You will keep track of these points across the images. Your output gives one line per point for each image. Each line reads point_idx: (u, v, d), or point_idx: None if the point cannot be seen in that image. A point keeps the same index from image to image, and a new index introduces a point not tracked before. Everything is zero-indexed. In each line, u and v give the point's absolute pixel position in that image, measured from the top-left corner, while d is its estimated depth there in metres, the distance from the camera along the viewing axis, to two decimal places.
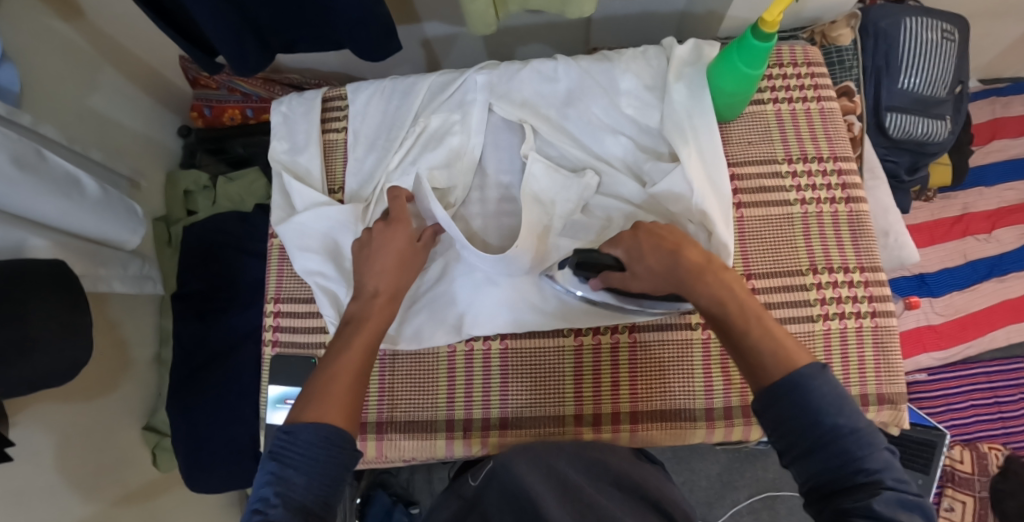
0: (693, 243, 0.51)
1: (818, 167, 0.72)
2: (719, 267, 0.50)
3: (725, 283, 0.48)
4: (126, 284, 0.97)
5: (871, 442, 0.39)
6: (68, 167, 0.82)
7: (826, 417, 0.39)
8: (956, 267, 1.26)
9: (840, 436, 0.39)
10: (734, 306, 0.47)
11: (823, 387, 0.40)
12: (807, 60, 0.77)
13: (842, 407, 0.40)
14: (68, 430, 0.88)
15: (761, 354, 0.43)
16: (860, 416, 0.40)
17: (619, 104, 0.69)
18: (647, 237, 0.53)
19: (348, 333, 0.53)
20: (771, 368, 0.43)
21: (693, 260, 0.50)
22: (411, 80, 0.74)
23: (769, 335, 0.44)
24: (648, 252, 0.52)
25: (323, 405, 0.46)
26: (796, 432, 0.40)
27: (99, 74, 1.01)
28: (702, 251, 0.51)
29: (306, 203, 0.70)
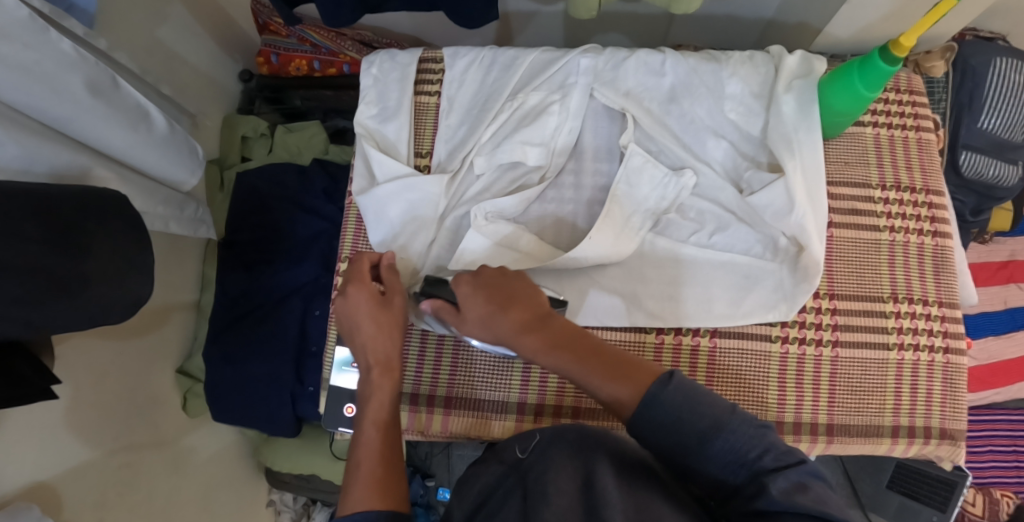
0: (528, 292, 0.53)
1: (910, 197, 0.71)
2: (538, 316, 0.51)
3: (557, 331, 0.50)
4: (181, 227, 0.96)
5: (742, 429, 0.41)
6: (138, 100, 0.80)
7: (690, 424, 0.42)
8: (995, 312, 1.26)
9: (713, 437, 0.41)
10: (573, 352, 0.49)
11: (668, 396, 0.43)
12: (910, 87, 0.75)
13: (696, 406, 0.42)
14: (106, 365, 0.88)
15: (611, 390, 0.46)
16: (718, 406, 0.42)
17: (723, 108, 0.68)
18: (484, 284, 0.53)
19: (359, 418, 0.53)
20: (626, 395, 0.46)
21: (519, 320, 0.51)
22: (512, 52, 0.72)
23: (612, 371, 0.47)
24: (479, 299, 0.52)
25: (361, 494, 0.45)
26: (675, 449, 0.43)
27: (171, 7, 0.99)
28: (534, 300, 0.53)
29: (388, 173, 0.67)
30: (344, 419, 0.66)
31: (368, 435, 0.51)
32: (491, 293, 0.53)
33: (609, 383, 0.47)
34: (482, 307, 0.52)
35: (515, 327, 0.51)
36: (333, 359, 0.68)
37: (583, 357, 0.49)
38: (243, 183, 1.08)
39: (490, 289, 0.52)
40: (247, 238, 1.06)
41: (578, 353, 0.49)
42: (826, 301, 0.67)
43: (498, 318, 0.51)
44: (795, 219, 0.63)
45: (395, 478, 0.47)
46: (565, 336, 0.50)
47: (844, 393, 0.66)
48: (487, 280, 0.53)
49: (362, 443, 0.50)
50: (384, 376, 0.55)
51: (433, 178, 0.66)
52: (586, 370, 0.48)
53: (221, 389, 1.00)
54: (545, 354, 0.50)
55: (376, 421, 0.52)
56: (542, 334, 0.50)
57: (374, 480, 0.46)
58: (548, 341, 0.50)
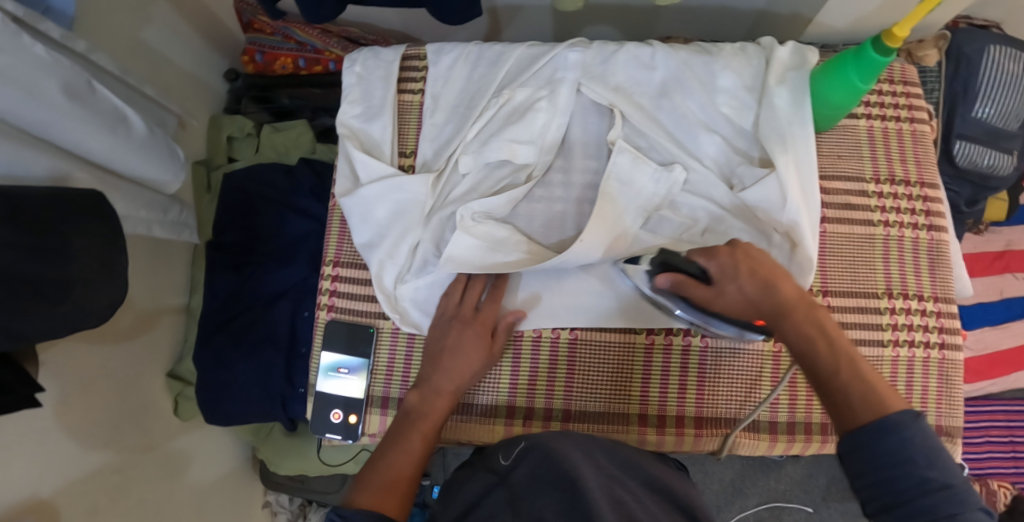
0: (787, 275, 0.50)
1: (904, 191, 0.70)
2: (809, 306, 0.48)
3: (813, 320, 0.47)
4: (165, 230, 0.94)
5: (963, 503, 0.37)
6: (117, 103, 0.78)
7: (914, 471, 0.37)
8: (990, 303, 1.26)
9: (928, 494, 0.37)
10: (825, 347, 0.45)
11: (911, 438, 0.38)
12: (903, 78, 0.74)
13: (933, 461, 0.38)
14: (96, 371, 0.87)
15: (850, 400, 0.42)
16: (953, 471, 0.37)
17: (715, 102, 0.67)
18: (744, 259, 0.50)
19: (409, 423, 0.58)
20: (861, 411, 0.41)
21: (786, 297, 0.48)
22: (498, 48, 0.70)
23: (865, 379, 0.43)
24: (743, 273, 0.50)
25: (375, 494, 0.50)
26: (880, 488, 0.39)
27: (154, 6, 0.97)
28: (796, 287, 0.49)
29: (372, 175, 0.66)
30: (333, 425, 0.66)
31: (410, 446, 0.56)
32: (755, 268, 0.50)
33: (847, 387, 0.43)
34: (745, 277, 0.50)
35: (778, 303, 0.48)
36: (321, 364, 0.67)
37: (838, 356, 0.45)
38: (230, 184, 1.06)
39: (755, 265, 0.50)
40: (236, 240, 1.04)
41: (842, 349, 0.45)
42: (819, 298, 0.66)
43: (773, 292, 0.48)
44: (788, 215, 0.62)
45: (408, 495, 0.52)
46: (832, 333, 0.46)
47: None
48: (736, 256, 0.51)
49: (401, 450, 0.55)
50: (440, 402, 0.59)
51: (419, 178, 0.65)
52: (837, 365, 0.44)
53: (212, 394, 0.98)
54: (798, 335, 0.47)
55: (423, 437, 0.57)
56: (815, 319, 0.47)
57: (391, 488, 0.51)
58: (809, 327, 0.47)
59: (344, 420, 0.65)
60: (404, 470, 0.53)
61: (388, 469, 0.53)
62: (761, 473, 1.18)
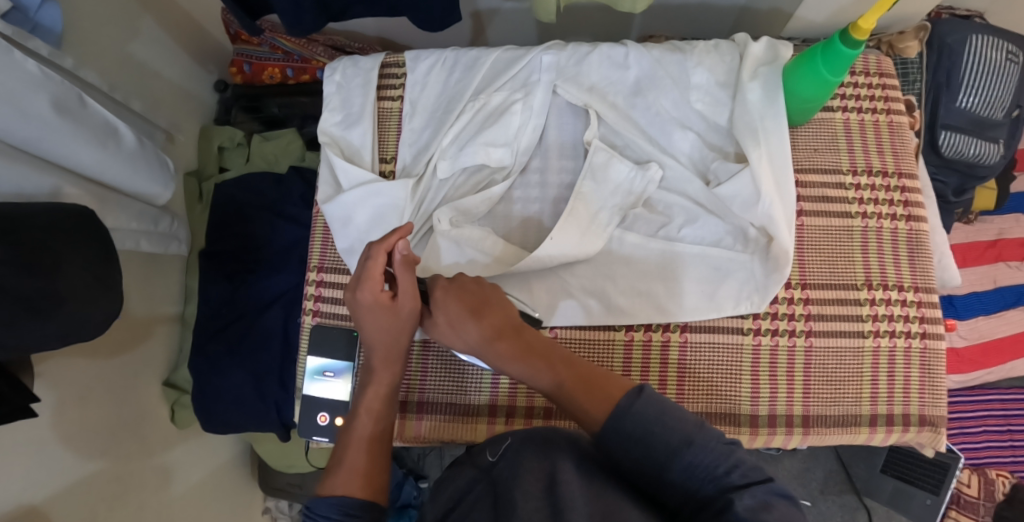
0: (495, 302, 0.54)
1: (882, 182, 0.70)
2: (509, 329, 0.53)
3: (524, 344, 0.52)
4: (153, 243, 0.96)
5: (708, 445, 0.41)
6: (107, 117, 0.80)
7: (655, 439, 0.42)
8: (984, 292, 1.26)
9: (679, 451, 0.41)
10: (548, 370, 0.51)
11: (635, 411, 0.43)
12: (879, 70, 0.74)
13: (660, 421, 0.43)
14: (91, 383, 0.88)
15: (582, 406, 0.47)
16: (684, 423, 0.42)
17: (689, 99, 0.68)
18: (451, 288, 0.55)
19: (356, 397, 0.56)
20: (594, 412, 0.46)
21: (488, 326, 0.53)
22: (474, 53, 0.71)
23: (586, 388, 0.48)
24: (450, 301, 0.54)
25: (342, 478, 0.50)
26: (642, 464, 0.43)
27: (141, 21, 0.98)
28: (501, 309, 0.54)
29: (353, 181, 0.67)
30: (319, 428, 0.67)
31: (362, 425, 0.54)
32: (467, 301, 0.54)
33: (574, 400, 0.48)
34: (461, 300, 0.54)
35: (484, 336, 0.52)
36: (306, 369, 0.68)
37: (559, 377, 0.50)
38: (222, 194, 1.07)
39: (463, 292, 0.54)
40: (229, 249, 1.06)
41: (553, 370, 0.51)
42: (798, 291, 0.66)
43: (468, 326, 0.53)
44: (762, 210, 0.62)
45: (376, 471, 0.52)
46: (534, 353, 0.52)
47: (820, 384, 0.65)
48: (453, 286, 0.55)
49: (355, 429, 0.54)
50: (382, 369, 0.56)
51: (399, 184, 0.66)
52: (563, 384, 0.50)
53: (208, 401, 1.00)
54: (513, 362, 0.52)
55: (375, 414, 0.55)
56: (512, 341, 0.52)
57: (357, 472, 0.50)
58: (513, 351, 0.52)
59: (330, 422, 0.66)
60: (363, 449, 0.52)
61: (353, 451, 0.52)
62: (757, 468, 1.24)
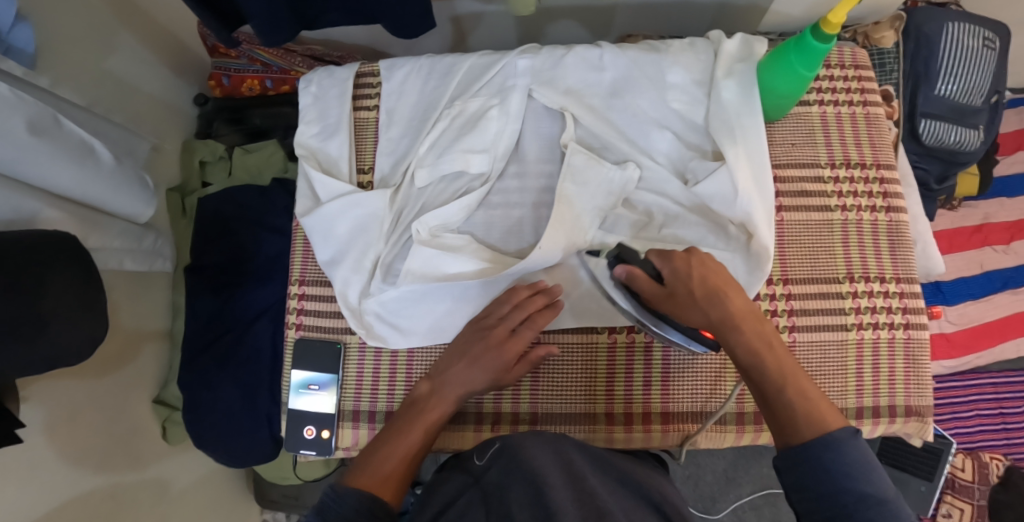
0: (737, 288, 0.51)
1: (860, 174, 0.70)
2: (755, 319, 0.51)
3: (761, 332, 0.50)
4: (137, 261, 0.95)
5: (890, 513, 0.39)
6: (82, 135, 0.79)
7: (850, 486, 0.40)
8: (972, 277, 1.26)
9: (859, 508, 0.40)
10: (768, 359, 0.48)
11: (850, 451, 0.41)
12: (854, 62, 0.74)
13: (865, 472, 0.41)
14: (80, 404, 0.87)
15: (794, 415, 0.45)
16: (881, 483, 0.40)
17: (666, 98, 0.67)
18: (698, 269, 0.51)
19: (410, 416, 0.60)
20: (802, 427, 0.44)
21: (734, 308, 0.50)
22: (449, 59, 0.71)
23: (806, 401, 0.45)
24: (693, 284, 0.51)
25: (368, 477, 0.54)
26: (813, 502, 0.42)
27: (117, 36, 0.97)
28: (746, 300, 0.51)
29: (331, 194, 0.67)
30: (307, 441, 0.66)
31: (409, 440, 0.58)
32: (707, 282, 0.51)
33: (785, 406, 0.46)
34: (707, 284, 0.51)
35: (720, 317, 0.50)
36: (291, 383, 0.67)
37: (775, 373, 0.47)
38: (206, 208, 1.07)
39: (700, 277, 0.51)
40: (215, 263, 1.05)
41: (775, 365, 0.48)
42: (780, 287, 0.66)
43: (717, 300, 0.50)
44: (741, 207, 0.62)
45: (400, 479, 0.55)
46: (764, 345, 0.49)
47: (804, 378, 0.65)
48: (689, 266, 0.52)
49: (403, 441, 0.58)
50: (445, 401, 0.60)
51: (377, 193, 0.66)
52: (784, 381, 0.47)
53: (199, 418, 0.99)
54: (745, 351, 0.49)
55: (424, 430, 0.59)
56: (754, 332, 0.50)
57: (381, 477, 0.54)
58: (753, 343, 0.49)
59: (317, 435, 0.66)
60: (402, 460, 0.56)
61: (386, 458, 0.56)
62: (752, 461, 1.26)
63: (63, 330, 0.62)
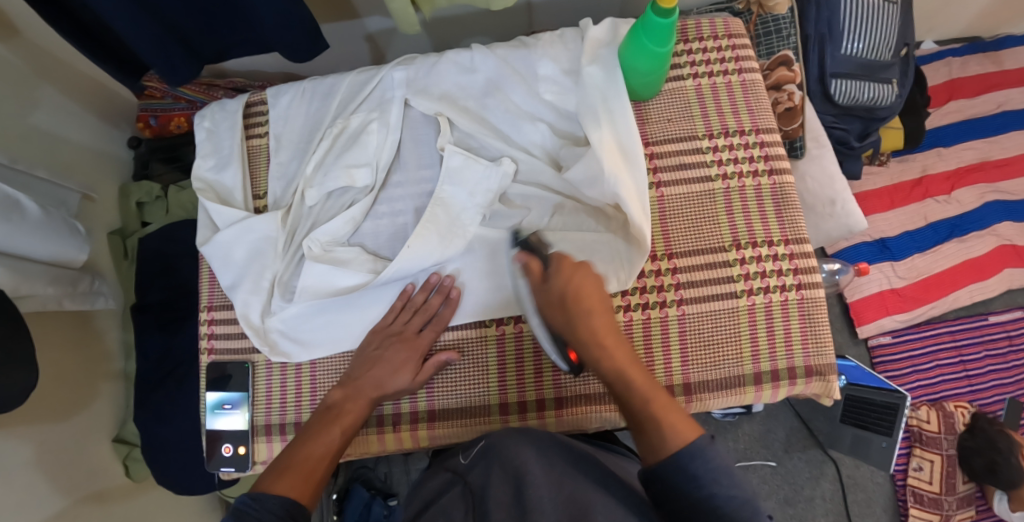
0: (602, 302, 0.56)
1: (739, 141, 0.70)
2: (617, 334, 0.55)
3: (616, 351, 0.54)
4: (76, 302, 0.98)
5: None
6: (6, 190, 0.82)
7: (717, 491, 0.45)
8: (917, 230, 1.26)
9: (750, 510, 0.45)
10: (628, 375, 0.52)
11: (705, 461, 0.46)
12: (727, 32, 0.75)
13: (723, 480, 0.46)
14: (38, 447, 0.90)
15: (658, 432, 0.49)
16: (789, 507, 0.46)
17: (537, 91, 0.69)
18: (566, 284, 0.55)
19: (324, 422, 0.60)
20: (665, 441, 0.48)
21: (597, 325, 0.54)
22: (330, 80, 0.74)
23: (659, 410, 0.50)
24: (576, 297, 0.55)
25: (284, 480, 0.53)
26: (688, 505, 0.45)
27: (39, 91, 1.00)
28: (610, 317, 0.56)
29: (226, 221, 0.69)
30: (225, 459, 0.68)
31: (321, 443, 0.58)
32: (581, 298, 0.55)
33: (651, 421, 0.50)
34: (581, 297, 0.55)
35: (592, 333, 0.54)
36: (206, 404, 0.69)
37: (642, 389, 0.52)
38: (146, 247, 1.09)
39: (574, 292, 0.55)
40: (160, 300, 1.08)
41: (634, 378, 0.52)
42: (665, 261, 0.67)
43: (582, 318, 0.54)
44: (610, 187, 0.63)
45: (315, 479, 0.55)
46: (628, 361, 0.53)
47: (696, 350, 0.65)
48: (567, 280, 0.55)
49: (316, 443, 0.58)
50: (360, 404, 0.62)
51: (268, 216, 0.68)
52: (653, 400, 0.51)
53: (158, 452, 1.02)
54: (608, 365, 0.53)
55: (342, 430, 0.60)
56: (616, 347, 0.54)
57: (302, 478, 0.54)
58: (621, 355, 0.54)
59: (234, 452, 0.68)
60: (315, 462, 0.56)
61: (307, 458, 0.56)
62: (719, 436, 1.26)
63: None
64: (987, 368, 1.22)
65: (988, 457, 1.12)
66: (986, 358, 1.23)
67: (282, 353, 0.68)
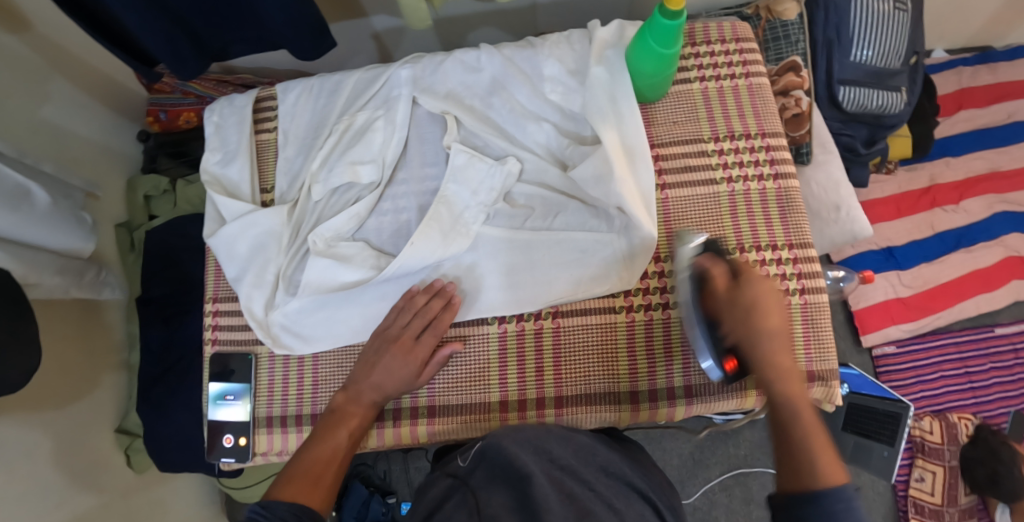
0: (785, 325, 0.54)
1: (745, 144, 0.70)
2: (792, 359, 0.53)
3: (787, 375, 0.52)
4: (84, 292, 0.99)
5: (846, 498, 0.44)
6: (17, 180, 0.83)
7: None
8: (923, 239, 1.26)
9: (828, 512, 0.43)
10: (794, 401, 0.51)
11: (846, 501, 0.43)
12: (735, 36, 0.75)
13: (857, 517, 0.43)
14: (40, 434, 0.91)
15: (812, 463, 0.46)
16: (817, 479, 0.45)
17: (543, 91, 0.69)
18: (734, 305, 0.54)
19: (332, 425, 0.62)
20: (825, 472, 0.46)
21: (769, 346, 0.53)
22: (338, 77, 0.74)
23: (814, 449, 0.47)
24: (769, 314, 0.53)
25: (293, 487, 0.56)
26: None
27: (50, 84, 1.01)
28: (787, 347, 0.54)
29: (232, 214, 0.70)
30: (225, 449, 0.69)
31: (329, 447, 0.60)
32: (761, 311, 0.53)
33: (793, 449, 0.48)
34: (766, 317, 0.53)
35: (768, 351, 0.53)
36: (209, 395, 0.70)
37: (806, 418, 0.49)
38: (153, 240, 1.10)
39: (750, 307, 0.53)
40: (165, 292, 1.09)
41: (800, 408, 0.50)
42: (669, 263, 0.67)
43: (762, 338, 0.53)
44: (613, 188, 0.62)
45: (326, 483, 0.58)
46: (797, 390, 0.51)
47: (698, 354, 0.65)
48: (733, 300, 0.54)
49: (325, 448, 0.60)
50: (363, 407, 0.63)
51: (273, 210, 0.68)
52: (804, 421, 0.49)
53: (160, 442, 1.03)
54: (779, 390, 0.51)
55: (349, 434, 0.62)
56: (793, 373, 0.52)
57: (310, 486, 0.57)
58: (791, 382, 0.52)
59: (235, 443, 0.68)
60: (324, 467, 0.59)
61: (314, 463, 0.59)
62: (719, 441, 1.26)
63: None
64: (993, 380, 1.21)
65: (991, 469, 1.11)
66: (992, 369, 1.22)
67: (283, 345, 0.68)
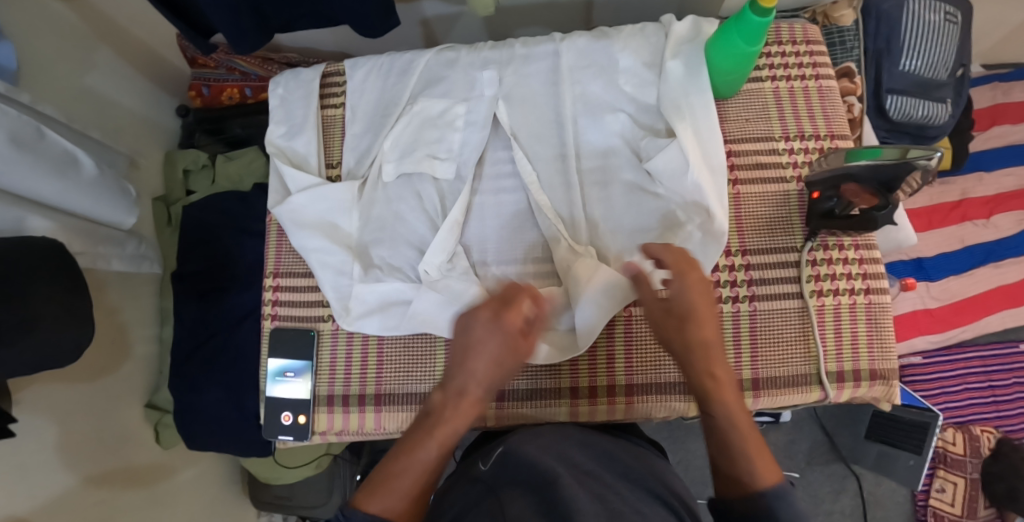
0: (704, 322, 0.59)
1: (814, 146, 0.71)
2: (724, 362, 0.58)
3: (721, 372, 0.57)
4: (124, 263, 0.97)
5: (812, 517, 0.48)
6: (65, 146, 0.80)
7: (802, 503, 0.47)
8: (953, 252, 1.27)
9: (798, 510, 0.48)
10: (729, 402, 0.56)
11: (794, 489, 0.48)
12: (806, 38, 0.75)
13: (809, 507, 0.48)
14: (70, 407, 0.89)
15: (747, 465, 0.51)
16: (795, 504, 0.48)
17: (618, 82, 0.69)
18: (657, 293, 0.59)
19: (426, 429, 0.57)
20: (759, 475, 0.50)
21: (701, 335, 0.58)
22: (408, 57, 0.74)
23: (755, 451, 0.52)
24: (680, 307, 0.59)
25: (387, 499, 0.51)
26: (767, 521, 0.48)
27: (96, 52, 0.99)
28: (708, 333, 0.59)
29: (299, 186, 0.69)
30: (283, 427, 0.68)
31: (424, 455, 0.55)
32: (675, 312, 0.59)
33: (729, 455, 0.53)
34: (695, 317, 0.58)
35: (689, 341, 0.58)
36: (267, 371, 0.69)
37: (737, 417, 0.55)
38: (190, 216, 1.09)
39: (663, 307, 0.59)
40: (199, 269, 1.07)
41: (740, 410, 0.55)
42: (738, 258, 0.67)
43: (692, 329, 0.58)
44: (691, 180, 0.63)
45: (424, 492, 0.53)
46: (732, 394, 0.56)
47: (767, 347, 0.65)
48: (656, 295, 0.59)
49: (417, 457, 0.55)
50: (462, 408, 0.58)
51: (344, 186, 0.68)
52: (737, 427, 0.54)
53: (190, 420, 1.02)
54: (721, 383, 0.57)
55: (439, 442, 0.56)
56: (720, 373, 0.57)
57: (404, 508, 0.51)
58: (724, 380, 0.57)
59: (294, 421, 0.68)
60: (418, 475, 0.53)
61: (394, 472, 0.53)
62: None
63: (43, 332, 0.63)
64: (1016, 394, 1.23)
65: (1012, 483, 1.13)
66: (1014, 384, 1.24)
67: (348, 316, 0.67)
